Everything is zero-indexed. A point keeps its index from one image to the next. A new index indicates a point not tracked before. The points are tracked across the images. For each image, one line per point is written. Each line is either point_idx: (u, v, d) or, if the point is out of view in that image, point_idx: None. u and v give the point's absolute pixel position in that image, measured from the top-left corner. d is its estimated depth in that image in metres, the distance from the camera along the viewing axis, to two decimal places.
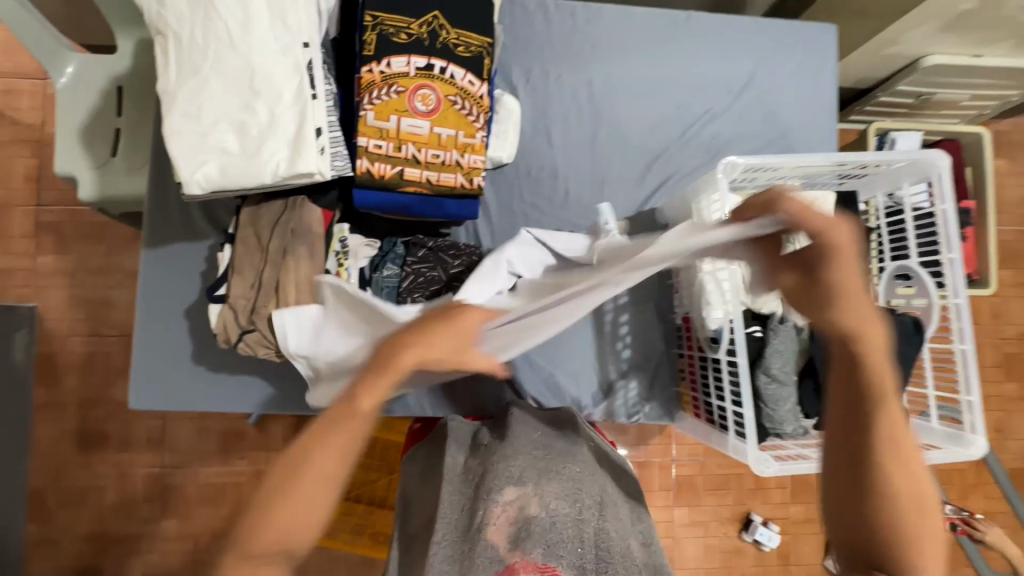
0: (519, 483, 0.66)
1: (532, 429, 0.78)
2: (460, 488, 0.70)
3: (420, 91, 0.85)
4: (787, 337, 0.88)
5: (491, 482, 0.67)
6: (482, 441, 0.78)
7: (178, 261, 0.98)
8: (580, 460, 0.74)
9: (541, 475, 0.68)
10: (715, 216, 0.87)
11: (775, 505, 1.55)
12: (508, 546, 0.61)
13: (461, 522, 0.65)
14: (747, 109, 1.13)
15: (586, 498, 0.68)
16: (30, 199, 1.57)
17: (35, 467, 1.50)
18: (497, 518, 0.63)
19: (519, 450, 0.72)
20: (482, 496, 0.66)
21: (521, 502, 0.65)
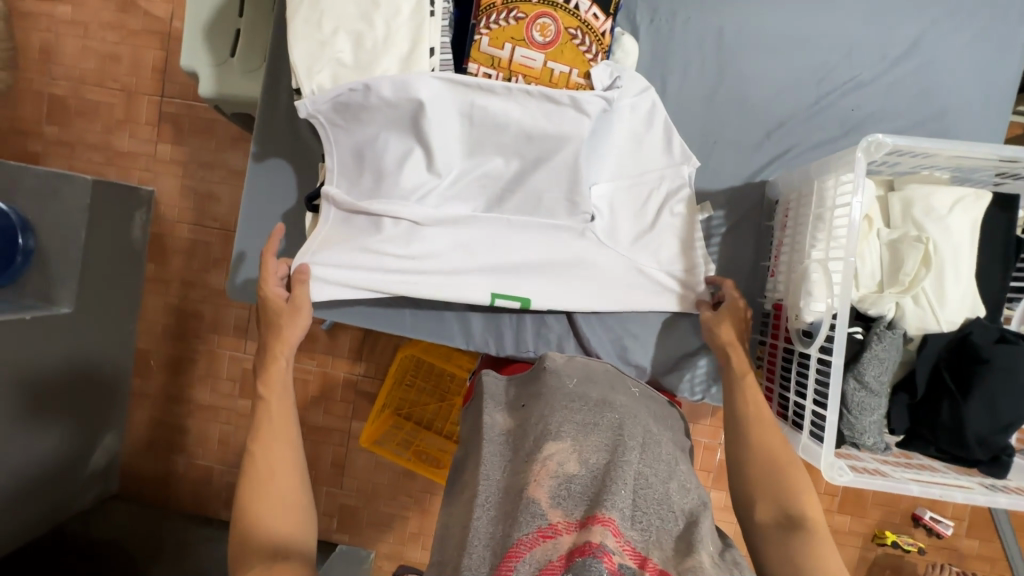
0: (559, 437, 0.68)
1: (568, 381, 0.80)
2: (502, 452, 0.71)
3: (540, 20, 0.80)
4: (892, 345, 0.80)
5: (532, 441, 0.69)
6: (521, 401, 0.80)
7: (281, 169, 1.03)
8: (617, 411, 0.76)
9: (578, 431, 0.69)
10: (843, 197, 0.77)
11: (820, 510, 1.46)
12: (554, 497, 0.61)
13: (506, 489, 0.65)
14: (901, 81, 0.98)
15: (628, 442, 0.69)
16: (155, 89, 1.69)
17: (145, 331, 1.76)
18: (539, 474, 0.63)
19: (557, 406, 0.73)
20: (524, 459, 0.67)
21: (562, 456, 0.65)
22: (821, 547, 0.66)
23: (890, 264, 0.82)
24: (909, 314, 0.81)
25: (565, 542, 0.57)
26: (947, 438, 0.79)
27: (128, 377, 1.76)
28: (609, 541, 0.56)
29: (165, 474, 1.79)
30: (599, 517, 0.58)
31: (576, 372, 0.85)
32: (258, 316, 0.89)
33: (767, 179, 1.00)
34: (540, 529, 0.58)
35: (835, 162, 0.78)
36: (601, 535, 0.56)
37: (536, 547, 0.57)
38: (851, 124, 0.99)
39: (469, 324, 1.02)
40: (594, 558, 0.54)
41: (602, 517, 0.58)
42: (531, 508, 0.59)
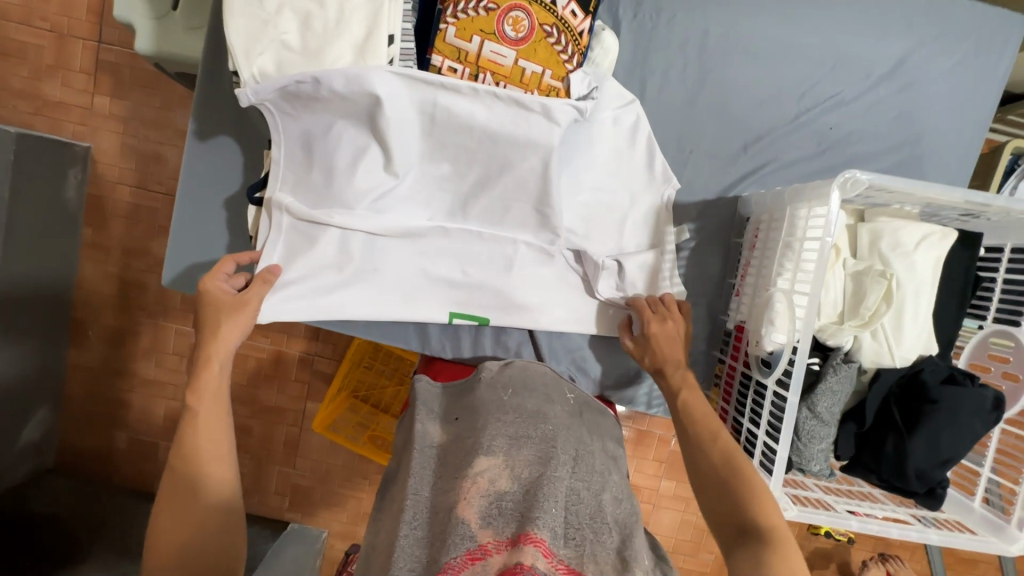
0: (491, 452, 0.66)
1: (504, 392, 0.80)
2: (431, 466, 0.69)
3: (512, 13, 0.73)
4: (845, 378, 0.80)
5: (462, 457, 0.67)
6: (453, 414, 0.79)
7: (223, 148, 0.93)
8: (551, 420, 0.76)
9: (512, 443, 0.68)
10: (812, 229, 0.76)
11: None
12: (484, 517, 0.60)
13: (434, 509, 0.64)
14: (882, 102, 0.96)
15: (560, 456, 0.69)
16: (91, 33, 1.51)
17: (80, 299, 1.63)
18: (469, 492, 0.62)
19: (490, 420, 0.72)
20: (453, 475, 0.66)
21: (493, 471, 0.64)
22: (788, 558, 0.61)
23: (853, 296, 0.81)
24: (865, 348, 0.81)
25: (495, 562, 0.56)
26: (889, 469, 0.81)
27: (63, 347, 1.65)
28: (540, 562, 0.55)
29: (105, 448, 1.70)
30: (531, 537, 0.57)
31: (509, 379, 0.83)
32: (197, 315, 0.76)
33: (740, 195, 0.97)
34: (470, 550, 0.57)
35: (809, 191, 0.75)
36: (533, 556, 0.55)
37: (465, 570, 0.56)
38: (828, 144, 0.96)
39: (423, 327, 0.97)
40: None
41: (533, 536, 0.57)
42: (460, 529, 0.58)
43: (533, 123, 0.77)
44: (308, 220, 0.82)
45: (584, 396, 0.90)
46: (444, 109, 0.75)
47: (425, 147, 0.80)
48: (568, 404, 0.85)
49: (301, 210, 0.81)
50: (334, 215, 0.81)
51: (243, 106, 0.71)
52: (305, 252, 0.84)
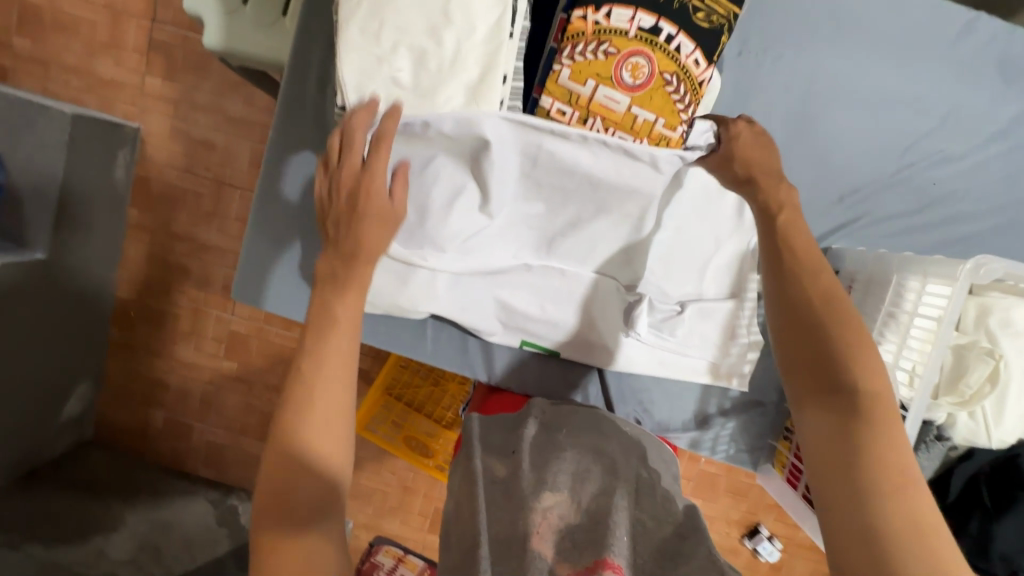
0: (555, 487, 0.68)
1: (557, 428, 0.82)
2: (493, 496, 0.69)
3: (633, 58, 0.68)
4: (933, 454, 0.79)
5: (525, 487, 0.68)
6: (508, 444, 0.79)
7: (300, 160, 0.91)
8: (606, 456, 0.78)
9: (574, 480, 0.70)
10: (926, 306, 0.73)
11: (784, 525, 1.62)
12: (556, 552, 0.61)
13: (503, 540, 0.63)
14: (989, 160, 0.91)
15: (619, 486, 0.71)
16: (146, 11, 1.48)
17: (124, 280, 1.63)
18: (539, 525, 0.63)
19: (546, 456, 0.74)
20: (519, 507, 0.66)
21: (559, 507, 0.65)
22: (900, 487, 0.51)
23: (950, 371, 0.79)
24: (959, 425, 0.78)
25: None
26: (968, 548, 0.79)
27: (106, 326, 1.65)
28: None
29: (142, 426, 1.72)
30: (609, 564, 0.58)
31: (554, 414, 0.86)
32: (349, 203, 0.68)
33: (831, 246, 0.92)
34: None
35: (925, 265, 0.72)
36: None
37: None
38: (927, 200, 0.92)
39: (493, 356, 0.96)
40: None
41: (610, 562, 0.59)
42: (538, 563, 0.59)
43: (642, 175, 0.76)
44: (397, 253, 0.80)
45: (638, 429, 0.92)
46: (554, 155, 0.73)
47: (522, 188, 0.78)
48: (619, 433, 0.87)
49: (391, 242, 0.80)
50: (426, 258, 0.81)
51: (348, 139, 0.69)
52: (389, 283, 0.82)
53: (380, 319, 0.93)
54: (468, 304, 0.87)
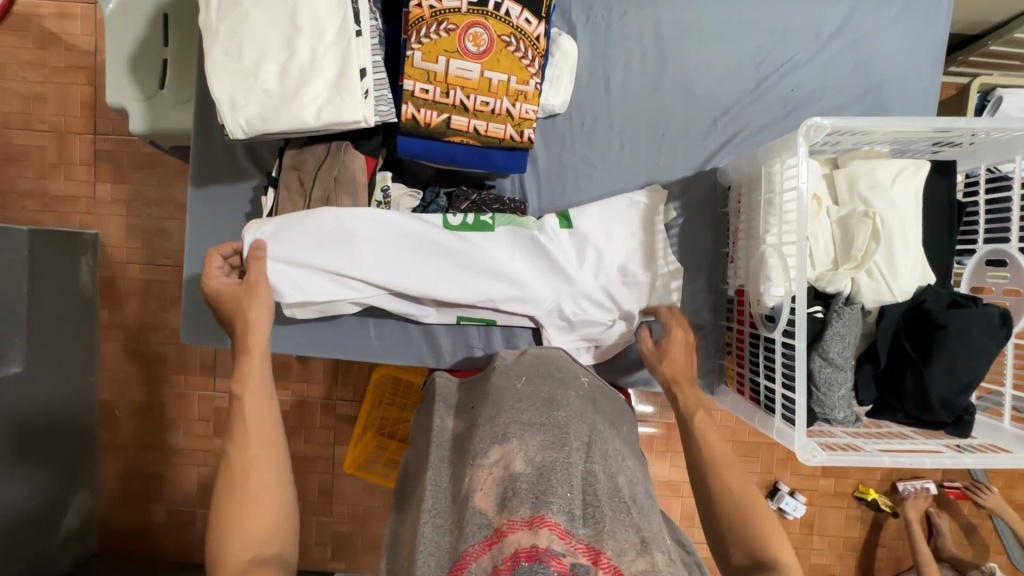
0: (505, 441, 0.62)
1: (516, 382, 0.76)
2: (448, 457, 0.68)
3: (472, 30, 0.78)
4: (851, 320, 0.81)
5: (474, 445, 0.64)
6: (470, 403, 0.78)
7: (224, 201, 0.99)
8: (564, 409, 0.69)
9: (525, 429, 0.64)
10: (788, 182, 0.79)
11: (804, 477, 1.54)
12: (498, 504, 0.56)
13: (450, 498, 0.61)
14: (837, 57, 1.00)
15: (572, 441, 0.63)
16: (87, 126, 1.58)
17: (104, 380, 1.65)
18: (484, 481, 0.59)
19: (504, 408, 0.68)
20: (466, 462, 0.63)
21: (506, 459, 0.60)
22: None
23: (843, 240, 0.83)
24: (864, 288, 0.82)
25: (510, 544, 0.51)
26: (913, 405, 0.81)
27: (95, 430, 1.66)
28: (557, 545, 0.51)
29: (145, 525, 1.69)
30: (545, 520, 0.52)
31: (524, 370, 0.80)
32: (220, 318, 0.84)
33: (718, 166, 1.00)
34: (486, 537, 0.53)
35: (778, 146, 0.79)
36: (548, 538, 0.51)
37: (482, 558, 0.51)
38: (793, 105, 1.00)
39: (437, 340, 1.00)
40: (541, 564, 0.48)
41: (548, 520, 0.52)
42: (475, 517, 0.54)
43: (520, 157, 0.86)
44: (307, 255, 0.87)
45: (600, 381, 0.87)
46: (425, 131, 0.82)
47: (376, 227, 0.87)
48: (580, 388, 0.79)
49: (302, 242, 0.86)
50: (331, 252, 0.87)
51: (236, 139, 0.75)
52: (307, 281, 0.88)
53: (321, 325, 0.99)
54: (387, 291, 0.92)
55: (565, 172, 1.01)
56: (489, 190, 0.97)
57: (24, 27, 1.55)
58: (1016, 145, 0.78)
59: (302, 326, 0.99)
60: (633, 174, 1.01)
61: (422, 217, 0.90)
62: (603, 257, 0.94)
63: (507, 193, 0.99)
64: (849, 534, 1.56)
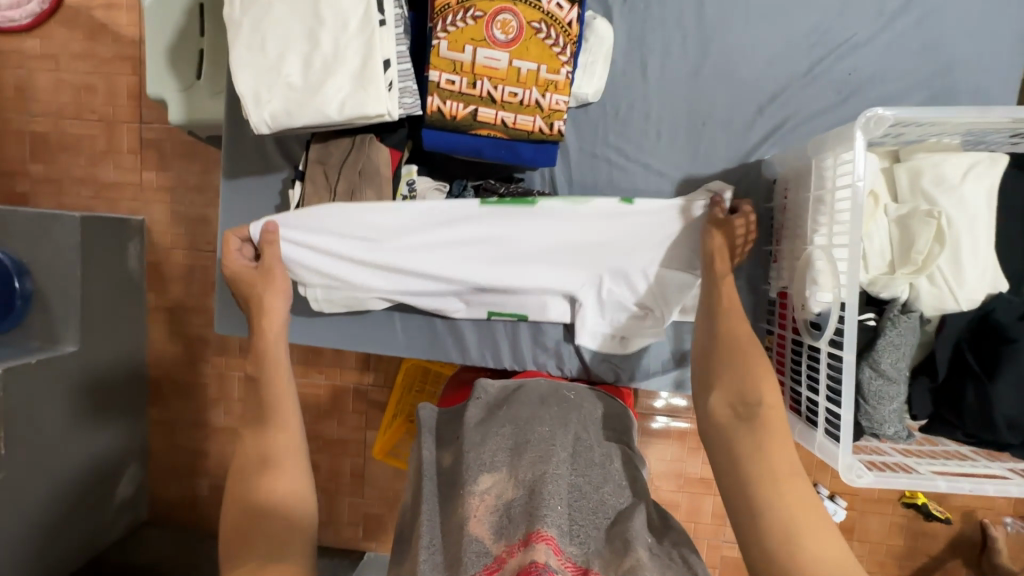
0: (492, 469, 0.61)
1: (497, 407, 0.74)
2: (439, 487, 0.66)
3: (500, 16, 0.74)
4: (908, 329, 0.75)
5: (462, 473, 0.62)
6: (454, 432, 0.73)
7: (255, 192, 0.99)
8: (546, 424, 0.69)
9: (513, 456, 0.63)
10: (841, 177, 0.72)
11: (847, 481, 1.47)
12: (494, 532, 0.54)
13: (447, 530, 0.58)
14: (903, 36, 0.90)
15: (558, 454, 0.62)
16: (133, 116, 1.63)
17: (151, 360, 1.73)
18: (477, 509, 0.57)
19: (483, 436, 0.66)
20: (458, 493, 0.61)
21: (498, 487, 0.59)
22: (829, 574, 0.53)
23: (901, 242, 0.76)
24: (924, 295, 0.75)
25: (510, 568, 0.50)
26: (976, 423, 0.74)
27: (144, 407, 1.74)
28: (553, 560, 0.50)
29: (189, 498, 1.77)
30: (541, 534, 0.51)
31: (502, 398, 0.77)
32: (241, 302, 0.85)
33: (763, 157, 0.94)
34: (487, 566, 0.52)
35: (832, 138, 0.72)
36: (545, 553, 0.50)
37: None
38: (850, 89, 0.92)
39: (463, 335, 0.98)
40: None
41: (544, 533, 0.51)
42: (472, 545, 0.53)
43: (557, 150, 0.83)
44: (342, 244, 0.85)
45: (596, 395, 0.86)
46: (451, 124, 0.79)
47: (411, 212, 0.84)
48: (566, 404, 0.78)
49: (338, 229, 0.85)
50: (362, 245, 0.85)
51: (260, 134, 0.74)
52: (335, 274, 0.88)
53: (349, 318, 0.99)
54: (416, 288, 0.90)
55: (598, 163, 0.96)
56: (517, 183, 0.94)
57: (73, 18, 1.59)
58: None
59: (329, 318, 0.99)
60: (670, 165, 0.95)
61: (464, 209, 0.85)
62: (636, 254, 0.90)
63: (536, 187, 0.96)
64: (895, 543, 1.48)
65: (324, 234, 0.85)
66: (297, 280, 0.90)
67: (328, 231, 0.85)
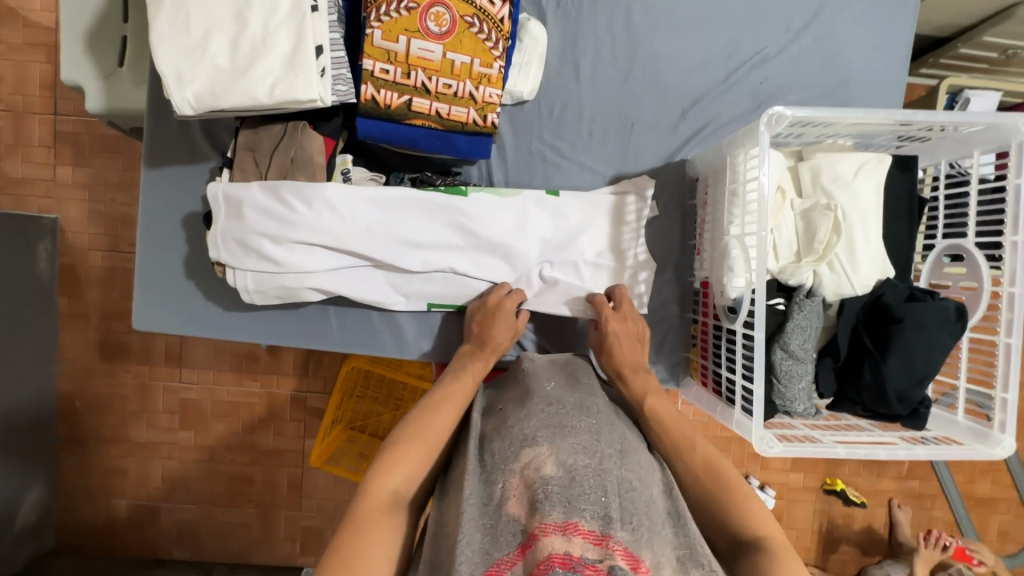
0: (535, 443, 0.63)
1: (544, 383, 0.76)
2: (477, 453, 0.68)
3: (433, 9, 0.76)
4: (812, 313, 0.81)
5: (506, 446, 0.64)
6: (496, 403, 0.78)
7: (180, 183, 0.95)
8: (594, 416, 0.70)
9: (556, 433, 0.64)
10: (751, 172, 0.78)
11: (773, 470, 1.56)
12: (530, 507, 0.57)
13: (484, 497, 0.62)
14: (806, 52, 1.00)
15: (604, 449, 0.63)
16: (46, 107, 1.52)
17: (62, 371, 1.58)
18: (515, 484, 0.59)
19: (533, 412, 0.68)
20: (499, 463, 0.64)
21: (538, 462, 0.61)
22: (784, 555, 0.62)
23: (806, 234, 0.83)
24: (826, 281, 0.83)
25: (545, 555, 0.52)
26: (871, 398, 0.81)
27: (53, 423, 1.59)
28: (590, 553, 0.52)
29: (107, 521, 1.64)
30: (577, 527, 0.53)
31: (553, 372, 0.80)
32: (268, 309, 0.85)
33: (686, 158, 1.00)
34: (519, 544, 0.54)
35: (741, 136, 0.79)
36: (581, 546, 0.52)
37: (517, 563, 0.53)
38: (762, 97, 1.00)
39: (402, 330, 0.97)
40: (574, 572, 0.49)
41: (581, 526, 0.53)
42: (507, 522, 0.55)
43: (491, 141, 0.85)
44: (274, 229, 0.83)
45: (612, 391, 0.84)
46: (384, 113, 0.79)
47: (345, 195, 0.85)
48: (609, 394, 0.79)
49: (270, 213, 0.83)
50: (295, 229, 0.83)
51: (183, 115, 0.71)
52: (266, 262, 0.85)
53: (281, 313, 0.96)
54: (355, 275, 0.90)
55: (534, 159, 0.99)
56: (454, 176, 0.95)
57: None
58: (974, 141, 0.79)
59: (260, 313, 0.96)
60: (603, 163, 1.00)
61: (396, 193, 0.88)
62: (567, 245, 0.95)
63: (473, 180, 0.98)
64: (816, 528, 1.59)
65: (256, 218, 0.83)
66: (227, 270, 0.86)
67: (258, 214, 0.83)
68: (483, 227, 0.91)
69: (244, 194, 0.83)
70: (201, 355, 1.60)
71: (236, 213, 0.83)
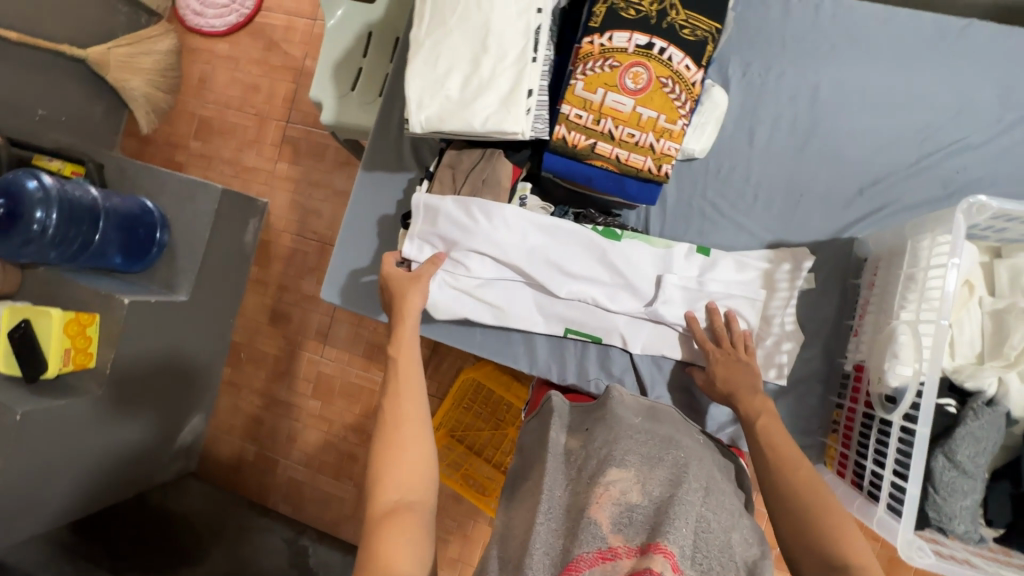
0: (623, 465, 0.62)
1: (633, 416, 0.73)
2: (563, 468, 0.67)
3: (634, 68, 0.86)
4: (989, 424, 0.73)
5: (593, 462, 0.64)
6: (583, 424, 0.75)
7: (383, 187, 1.15)
8: (682, 449, 0.68)
9: (645, 461, 0.63)
10: (938, 260, 0.74)
11: None
12: (615, 523, 0.56)
13: (567, 506, 0.61)
14: (1014, 148, 0.94)
15: (690, 481, 0.62)
16: (283, 115, 1.89)
17: (239, 325, 1.90)
18: (601, 497, 0.58)
19: (621, 434, 0.66)
20: (585, 480, 0.62)
21: (625, 482, 0.60)
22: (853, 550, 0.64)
23: (993, 335, 0.77)
24: (1014, 394, 0.74)
25: (625, 565, 0.53)
26: None
27: (220, 367, 1.90)
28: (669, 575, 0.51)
29: (237, 461, 1.89)
30: (660, 547, 0.53)
31: (640, 410, 0.77)
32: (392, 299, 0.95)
33: (856, 236, 0.97)
34: (601, 549, 0.54)
35: (929, 220, 0.76)
36: (662, 565, 0.51)
37: (595, 565, 0.53)
38: (955, 187, 0.95)
39: (535, 348, 1.04)
40: None
41: (662, 547, 0.53)
42: (590, 527, 0.55)
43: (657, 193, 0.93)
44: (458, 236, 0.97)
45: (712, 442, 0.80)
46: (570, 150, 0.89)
47: (520, 216, 0.96)
48: (700, 439, 0.77)
49: (457, 221, 0.96)
50: (472, 238, 0.96)
51: (413, 130, 0.88)
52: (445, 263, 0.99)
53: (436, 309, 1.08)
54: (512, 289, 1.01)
55: (692, 214, 1.03)
56: (614, 217, 1.02)
57: (257, 31, 1.89)
58: None
59: None
60: (762, 227, 1.00)
61: (563, 223, 0.97)
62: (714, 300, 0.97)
63: (630, 224, 1.04)
64: None
65: (443, 223, 0.97)
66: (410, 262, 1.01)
67: (446, 220, 0.97)
68: (637, 270, 0.97)
69: (437, 201, 0.97)
70: (343, 336, 1.83)
71: (428, 216, 0.98)
